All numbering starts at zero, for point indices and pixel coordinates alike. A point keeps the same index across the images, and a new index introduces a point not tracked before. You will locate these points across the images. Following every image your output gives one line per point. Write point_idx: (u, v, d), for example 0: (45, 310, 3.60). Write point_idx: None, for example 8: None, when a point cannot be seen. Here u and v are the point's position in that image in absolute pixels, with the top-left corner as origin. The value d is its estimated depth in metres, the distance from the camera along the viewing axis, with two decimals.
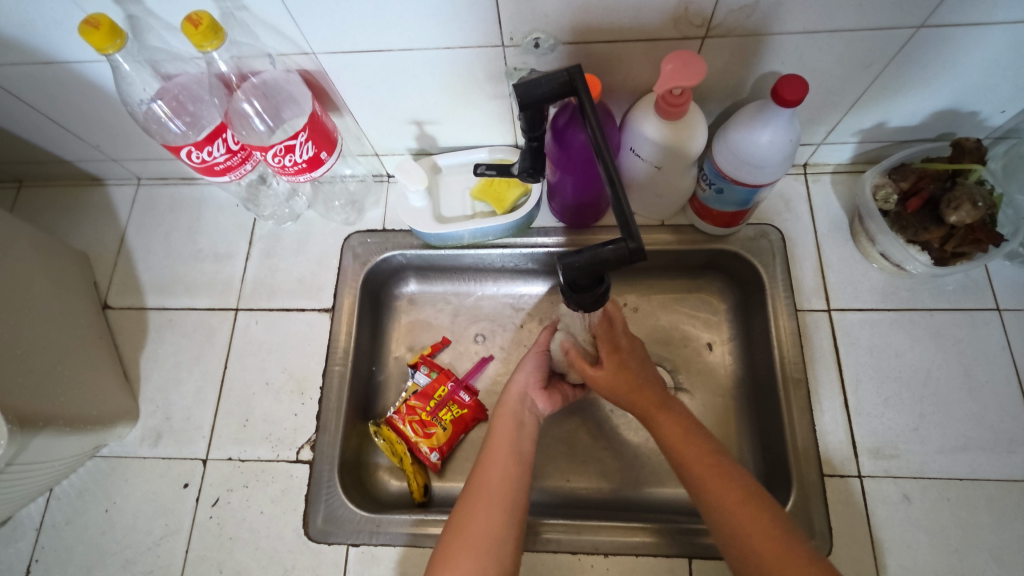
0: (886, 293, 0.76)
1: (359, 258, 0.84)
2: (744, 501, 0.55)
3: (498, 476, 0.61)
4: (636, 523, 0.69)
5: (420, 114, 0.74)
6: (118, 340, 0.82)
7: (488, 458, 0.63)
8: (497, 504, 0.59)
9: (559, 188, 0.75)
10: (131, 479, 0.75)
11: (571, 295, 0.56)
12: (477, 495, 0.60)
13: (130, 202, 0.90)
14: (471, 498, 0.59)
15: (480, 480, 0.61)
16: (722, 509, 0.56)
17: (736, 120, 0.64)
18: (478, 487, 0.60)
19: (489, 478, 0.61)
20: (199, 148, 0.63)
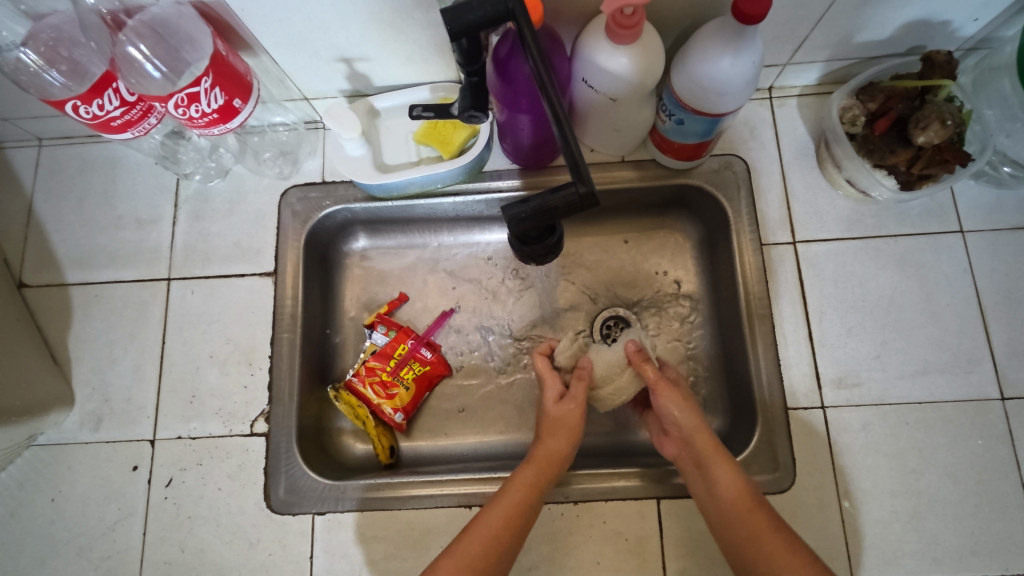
0: (852, 221, 0.73)
1: (299, 215, 0.77)
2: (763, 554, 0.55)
3: (506, 509, 0.60)
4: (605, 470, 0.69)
5: (347, 50, 0.65)
6: (40, 320, 0.75)
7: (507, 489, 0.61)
8: (494, 541, 0.58)
9: (510, 128, 0.69)
10: (74, 466, 0.71)
11: (522, 247, 0.52)
12: (476, 526, 0.59)
13: (33, 166, 0.80)
14: (477, 526, 0.59)
15: (501, 500, 0.61)
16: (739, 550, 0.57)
17: (695, 41, 0.58)
18: (491, 511, 0.60)
19: (506, 511, 0.60)
20: (86, 102, 0.54)
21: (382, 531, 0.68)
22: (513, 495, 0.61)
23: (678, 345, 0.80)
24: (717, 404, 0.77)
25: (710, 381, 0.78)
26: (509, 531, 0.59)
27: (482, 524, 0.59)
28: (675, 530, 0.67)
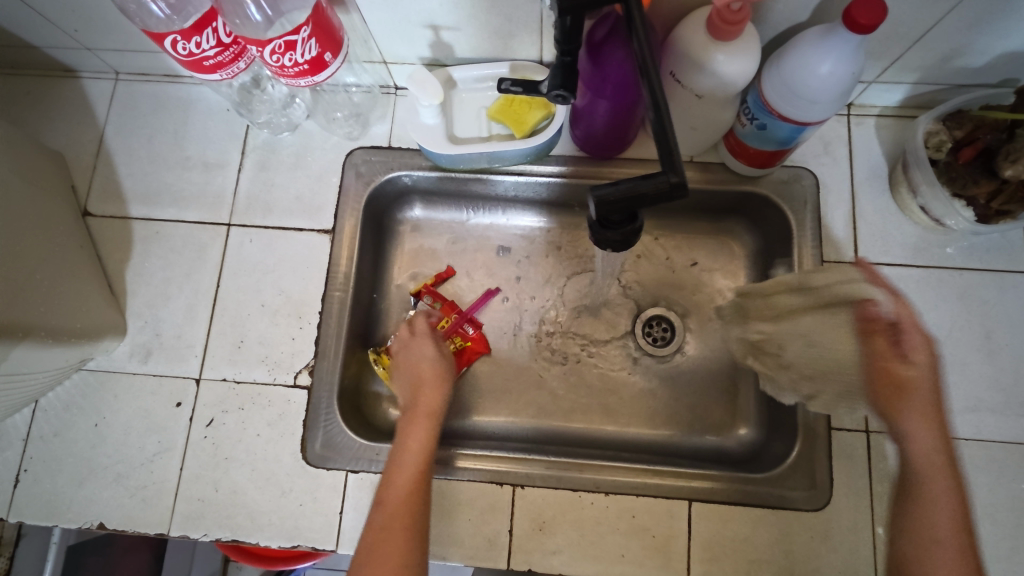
0: (917, 249, 0.72)
1: (363, 177, 0.78)
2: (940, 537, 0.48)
3: (411, 469, 0.60)
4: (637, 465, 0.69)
5: (437, 17, 0.66)
6: (101, 249, 0.77)
7: (402, 446, 0.63)
8: (409, 494, 0.58)
9: (586, 113, 0.69)
10: (120, 395, 0.72)
11: (600, 231, 0.52)
12: (388, 486, 0.59)
13: (109, 98, 0.82)
14: (388, 489, 0.59)
15: (404, 457, 0.61)
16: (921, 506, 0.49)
17: (794, 45, 0.57)
18: (397, 469, 0.60)
19: (410, 466, 0.60)
20: (186, 38, 0.55)
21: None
22: (411, 449, 0.62)
23: (719, 353, 0.80)
24: (752, 414, 0.77)
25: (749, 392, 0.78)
26: (418, 481, 0.59)
27: (390, 490, 0.59)
28: (703, 533, 0.67)
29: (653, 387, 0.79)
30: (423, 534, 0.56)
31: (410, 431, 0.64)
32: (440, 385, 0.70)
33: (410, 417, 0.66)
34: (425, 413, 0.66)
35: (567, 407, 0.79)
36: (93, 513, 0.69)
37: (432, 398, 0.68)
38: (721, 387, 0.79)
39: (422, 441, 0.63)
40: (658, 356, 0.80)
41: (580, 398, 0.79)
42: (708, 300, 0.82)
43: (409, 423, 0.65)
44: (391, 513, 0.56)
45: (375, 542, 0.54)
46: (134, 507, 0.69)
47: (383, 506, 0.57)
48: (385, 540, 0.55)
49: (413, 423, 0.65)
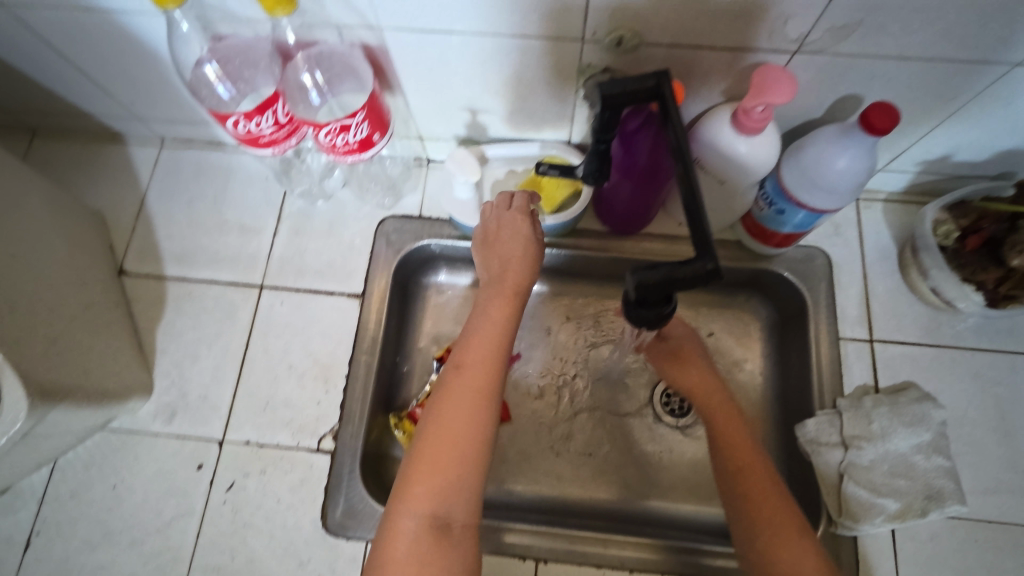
0: (929, 328, 0.75)
1: (393, 244, 0.81)
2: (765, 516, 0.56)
3: (484, 352, 0.53)
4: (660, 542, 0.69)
5: (476, 103, 0.70)
6: (133, 308, 0.78)
7: (474, 336, 0.54)
8: (485, 377, 0.52)
9: (612, 193, 0.72)
10: (141, 456, 0.72)
11: (635, 311, 0.53)
12: (450, 388, 0.51)
13: (152, 163, 0.86)
14: (456, 368, 0.52)
15: (476, 337, 0.54)
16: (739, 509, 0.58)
17: (812, 140, 0.62)
18: (463, 360, 0.53)
19: (483, 364, 0.52)
20: (248, 118, 0.58)
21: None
22: (494, 318, 0.55)
23: None
24: None
25: (769, 466, 0.78)
26: (484, 414, 0.50)
27: (464, 363, 0.52)
28: None
29: (672, 458, 0.80)
30: (491, 428, 0.50)
31: (489, 317, 0.55)
32: (533, 266, 0.58)
33: (496, 291, 0.57)
34: (507, 291, 0.56)
35: (587, 477, 0.79)
36: None
37: (508, 252, 0.59)
38: None
39: (501, 331, 0.54)
40: (675, 426, 0.81)
41: (600, 467, 0.80)
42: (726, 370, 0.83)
43: (491, 299, 0.56)
44: (451, 406, 0.50)
45: (434, 431, 0.49)
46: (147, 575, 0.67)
47: (448, 389, 0.51)
48: (450, 431, 0.49)
49: (494, 297, 0.56)
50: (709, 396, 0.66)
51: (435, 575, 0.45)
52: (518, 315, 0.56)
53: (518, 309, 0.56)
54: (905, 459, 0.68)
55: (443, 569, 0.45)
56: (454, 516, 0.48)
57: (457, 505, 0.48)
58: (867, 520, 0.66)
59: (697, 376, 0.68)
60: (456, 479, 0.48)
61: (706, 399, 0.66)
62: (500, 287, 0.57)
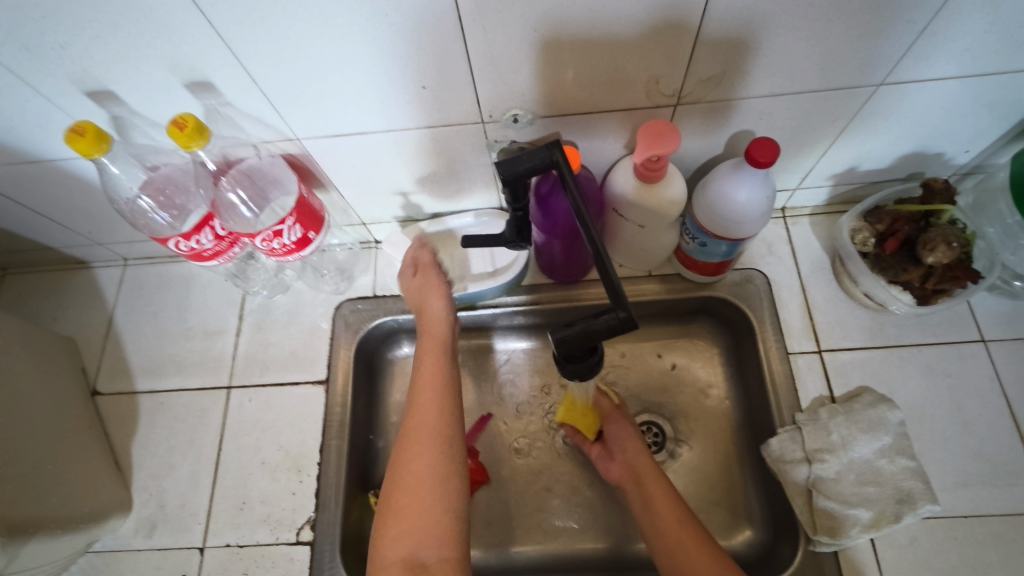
0: (873, 330, 0.77)
1: (351, 326, 0.84)
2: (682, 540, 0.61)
3: (432, 399, 0.58)
4: None
5: (405, 186, 0.75)
6: (108, 426, 0.81)
7: (419, 387, 0.60)
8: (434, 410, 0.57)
9: (546, 249, 0.76)
10: (125, 574, 0.73)
11: (567, 366, 0.55)
12: (416, 403, 0.58)
13: (117, 282, 0.90)
14: (411, 413, 0.58)
15: (418, 392, 0.59)
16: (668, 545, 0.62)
17: (713, 177, 0.66)
18: (415, 404, 0.58)
19: (431, 336, 0.65)
20: (186, 238, 0.64)
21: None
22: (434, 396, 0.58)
23: (710, 451, 0.81)
24: (755, 512, 0.77)
25: (748, 489, 0.78)
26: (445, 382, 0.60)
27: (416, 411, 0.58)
28: None
29: None
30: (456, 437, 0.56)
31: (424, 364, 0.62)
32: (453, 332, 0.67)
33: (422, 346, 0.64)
34: (434, 347, 0.63)
35: (572, 529, 0.79)
36: None
37: (436, 322, 0.66)
38: (719, 487, 0.79)
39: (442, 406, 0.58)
40: None
41: (581, 515, 0.80)
42: (692, 399, 0.85)
43: (422, 354, 0.63)
44: (422, 412, 0.57)
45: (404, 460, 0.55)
46: None
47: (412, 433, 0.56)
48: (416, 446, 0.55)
49: (426, 363, 0.62)
50: (656, 484, 0.68)
51: (432, 463, 0.54)
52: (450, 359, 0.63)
53: (449, 352, 0.64)
54: (871, 465, 0.69)
55: (437, 495, 0.53)
56: (429, 556, 0.50)
57: (444, 489, 0.53)
58: (844, 533, 0.65)
59: (656, 485, 0.67)
60: (436, 445, 0.55)
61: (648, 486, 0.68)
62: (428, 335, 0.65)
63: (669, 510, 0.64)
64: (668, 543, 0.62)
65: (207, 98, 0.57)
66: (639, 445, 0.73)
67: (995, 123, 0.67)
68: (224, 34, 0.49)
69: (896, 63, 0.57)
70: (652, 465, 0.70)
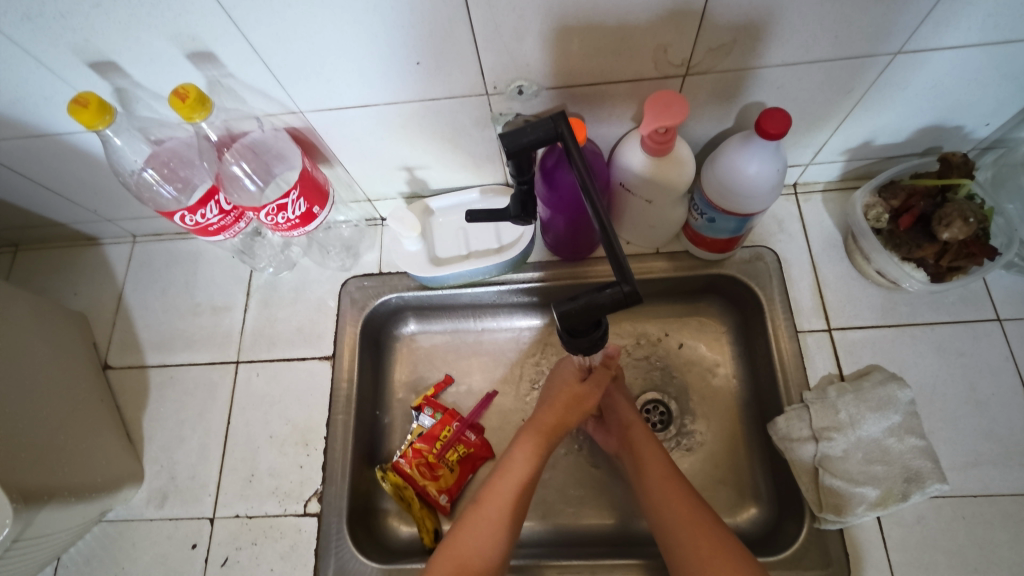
0: (885, 309, 0.76)
1: (357, 302, 0.84)
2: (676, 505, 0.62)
3: (502, 494, 0.65)
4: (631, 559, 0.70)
5: (410, 161, 0.75)
6: (120, 400, 0.82)
7: (502, 471, 0.67)
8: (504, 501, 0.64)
9: (552, 224, 0.75)
10: (138, 542, 0.75)
11: (570, 340, 0.55)
12: (493, 490, 0.65)
13: (126, 259, 0.91)
14: (478, 504, 0.64)
15: (501, 481, 0.65)
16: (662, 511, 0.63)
17: (722, 150, 0.64)
18: (490, 492, 0.65)
19: (557, 412, 0.70)
20: (192, 212, 0.64)
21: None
22: (516, 465, 0.66)
23: (716, 429, 0.81)
24: (761, 490, 0.77)
25: (753, 467, 0.78)
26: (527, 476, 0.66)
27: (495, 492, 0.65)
28: None
29: None
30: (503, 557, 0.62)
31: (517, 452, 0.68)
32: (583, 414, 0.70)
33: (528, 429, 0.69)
34: (536, 437, 0.68)
35: (576, 504, 0.79)
36: None
37: (559, 416, 0.69)
38: (725, 466, 0.79)
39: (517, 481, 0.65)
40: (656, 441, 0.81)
41: (586, 492, 0.80)
42: (699, 377, 0.84)
43: (522, 437, 0.69)
44: (492, 502, 0.64)
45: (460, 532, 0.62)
46: None
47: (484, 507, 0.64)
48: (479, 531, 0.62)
49: (519, 448, 0.68)
50: (650, 450, 0.68)
51: (482, 544, 0.61)
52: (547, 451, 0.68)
53: (546, 450, 0.68)
54: (879, 443, 0.68)
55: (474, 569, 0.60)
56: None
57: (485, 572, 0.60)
58: (850, 512, 0.65)
59: (649, 450, 0.68)
60: (493, 533, 0.62)
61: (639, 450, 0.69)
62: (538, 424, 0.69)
63: (657, 471, 0.66)
64: (657, 504, 0.64)
65: (209, 69, 0.56)
66: (632, 411, 0.73)
67: (1018, 95, 0.64)
68: (224, 3, 0.49)
69: (915, 29, 0.55)
70: (645, 432, 0.71)
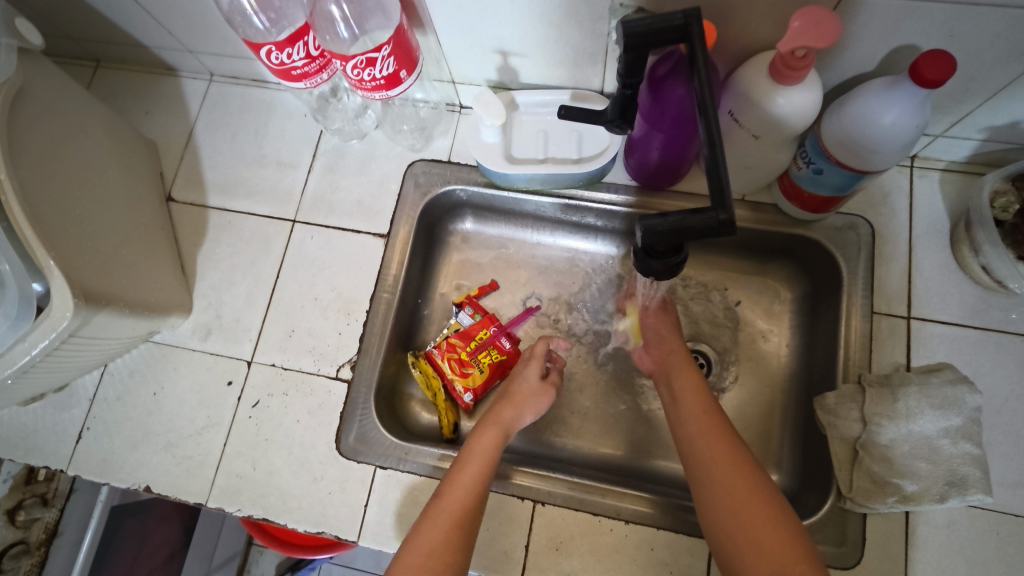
0: (976, 309, 0.70)
1: (420, 187, 0.82)
2: (715, 436, 0.61)
3: (469, 479, 0.62)
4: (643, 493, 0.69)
5: (507, 44, 0.69)
6: (179, 233, 0.84)
7: (462, 462, 0.64)
8: (469, 489, 0.61)
9: (641, 144, 0.70)
10: (179, 368, 0.78)
11: (644, 259, 0.53)
12: (456, 473, 0.62)
13: (201, 96, 0.90)
14: (449, 488, 0.61)
15: (465, 469, 0.63)
16: (699, 441, 0.61)
17: (857, 94, 0.58)
18: (454, 479, 0.62)
19: (507, 409, 0.71)
20: (279, 49, 0.60)
21: (419, 490, 0.70)
22: (478, 452, 0.65)
23: (753, 394, 0.79)
24: (785, 462, 0.75)
25: (784, 437, 0.76)
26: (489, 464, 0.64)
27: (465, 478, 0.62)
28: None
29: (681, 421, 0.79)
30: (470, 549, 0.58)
31: (481, 441, 0.66)
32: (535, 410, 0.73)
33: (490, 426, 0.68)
34: (496, 431, 0.68)
35: (596, 431, 0.79)
36: (142, 476, 0.74)
37: (514, 416, 0.71)
38: (755, 430, 0.77)
39: (482, 466, 0.63)
40: None
41: (607, 422, 0.80)
42: (748, 340, 0.81)
43: (479, 432, 0.67)
44: (457, 487, 0.61)
45: (433, 514, 0.59)
46: (179, 475, 0.74)
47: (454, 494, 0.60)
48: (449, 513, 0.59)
49: (482, 439, 0.66)
50: (696, 388, 0.67)
51: (451, 523, 0.58)
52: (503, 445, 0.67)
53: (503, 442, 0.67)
54: (930, 442, 0.64)
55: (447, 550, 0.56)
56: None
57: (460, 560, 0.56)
58: (880, 499, 0.63)
59: (688, 379, 0.68)
60: (461, 513, 0.59)
61: (680, 377, 0.69)
62: (497, 420, 0.69)
63: (697, 403, 0.65)
64: (690, 436, 0.63)
65: None
66: (683, 347, 0.73)
67: None
68: None
69: None
70: (684, 361, 0.71)
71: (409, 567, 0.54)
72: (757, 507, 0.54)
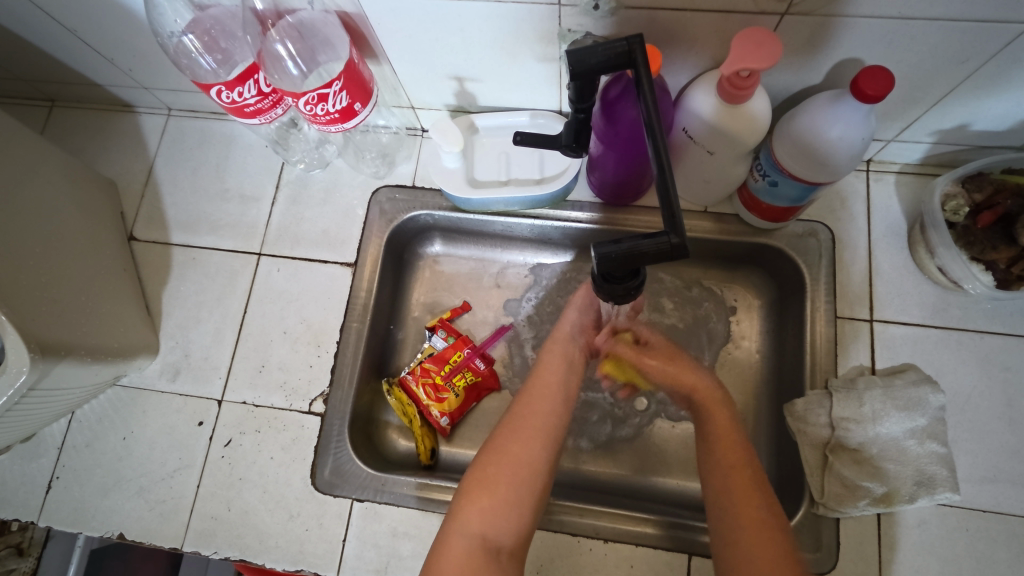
0: (936, 309, 0.71)
1: (385, 214, 0.82)
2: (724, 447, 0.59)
3: (545, 397, 0.65)
4: (625, 512, 0.69)
5: (462, 71, 0.70)
6: (142, 272, 0.82)
7: (533, 384, 0.67)
8: (545, 405, 0.64)
9: (600, 162, 0.71)
10: (148, 411, 0.77)
11: (604, 285, 0.52)
12: (531, 391, 0.66)
13: (160, 132, 0.89)
14: (525, 406, 0.64)
15: (535, 393, 0.65)
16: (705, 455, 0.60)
17: (804, 108, 0.59)
18: (530, 396, 0.65)
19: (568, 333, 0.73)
20: (229, 88, 0.61)
21: (399, 522, 0.70)
22: (552, 372, 0.68)
23: (727, 402, 0.79)
24: (761, 467, 0.76)
25: (759, 443, 0.77)
26: (560, 384, 0.67)
27: (529, 410, 0.63)
28: None
29: (675, 436, 0.79)
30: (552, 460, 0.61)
31: (544, 371, 0.68)
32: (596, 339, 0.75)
33: (558, 359, 0.69)
34: (559, 356, 0.69)
35: (574, 447, 0.79)
36: (115, 524, 0.73)
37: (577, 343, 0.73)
38: None
39: (556, 386, 0.66)
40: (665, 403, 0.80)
41: (584, 439, 0.80)
42: (718, 347, 0.81)
43: (546, 351, 0.70)
44: (533, 406, 0.64)
45: (510, 430, 0.62)
46: (153, 521, 0.72)
47: (519, 424, 0.62)
48: (524, 431, 0.61)
49: (549, 361, 0.69)
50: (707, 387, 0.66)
51: (530, 444, 0.60)
52: (574, 365, 0.70)
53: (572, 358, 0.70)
54: (897, 443, 0.65)
55: (527, 465, 0.59)
56: (502, 542, 0.56)
57: (533, 481, 0.59)
58: (851, 503, 0.63)
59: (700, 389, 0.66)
60: (539, 429, 0.62)
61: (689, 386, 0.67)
62: (557, 341, 0.71)
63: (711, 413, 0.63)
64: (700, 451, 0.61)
65: None
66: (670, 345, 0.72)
67: None
68: None
69: None
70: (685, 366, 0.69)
71: (487, 477, 0.58)
72: (758, 525, 0.53)
